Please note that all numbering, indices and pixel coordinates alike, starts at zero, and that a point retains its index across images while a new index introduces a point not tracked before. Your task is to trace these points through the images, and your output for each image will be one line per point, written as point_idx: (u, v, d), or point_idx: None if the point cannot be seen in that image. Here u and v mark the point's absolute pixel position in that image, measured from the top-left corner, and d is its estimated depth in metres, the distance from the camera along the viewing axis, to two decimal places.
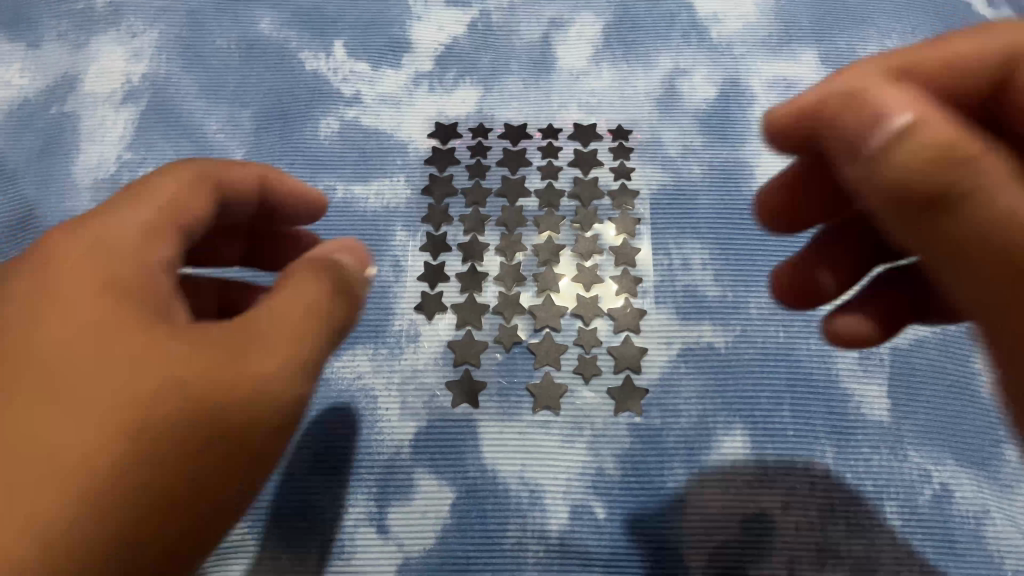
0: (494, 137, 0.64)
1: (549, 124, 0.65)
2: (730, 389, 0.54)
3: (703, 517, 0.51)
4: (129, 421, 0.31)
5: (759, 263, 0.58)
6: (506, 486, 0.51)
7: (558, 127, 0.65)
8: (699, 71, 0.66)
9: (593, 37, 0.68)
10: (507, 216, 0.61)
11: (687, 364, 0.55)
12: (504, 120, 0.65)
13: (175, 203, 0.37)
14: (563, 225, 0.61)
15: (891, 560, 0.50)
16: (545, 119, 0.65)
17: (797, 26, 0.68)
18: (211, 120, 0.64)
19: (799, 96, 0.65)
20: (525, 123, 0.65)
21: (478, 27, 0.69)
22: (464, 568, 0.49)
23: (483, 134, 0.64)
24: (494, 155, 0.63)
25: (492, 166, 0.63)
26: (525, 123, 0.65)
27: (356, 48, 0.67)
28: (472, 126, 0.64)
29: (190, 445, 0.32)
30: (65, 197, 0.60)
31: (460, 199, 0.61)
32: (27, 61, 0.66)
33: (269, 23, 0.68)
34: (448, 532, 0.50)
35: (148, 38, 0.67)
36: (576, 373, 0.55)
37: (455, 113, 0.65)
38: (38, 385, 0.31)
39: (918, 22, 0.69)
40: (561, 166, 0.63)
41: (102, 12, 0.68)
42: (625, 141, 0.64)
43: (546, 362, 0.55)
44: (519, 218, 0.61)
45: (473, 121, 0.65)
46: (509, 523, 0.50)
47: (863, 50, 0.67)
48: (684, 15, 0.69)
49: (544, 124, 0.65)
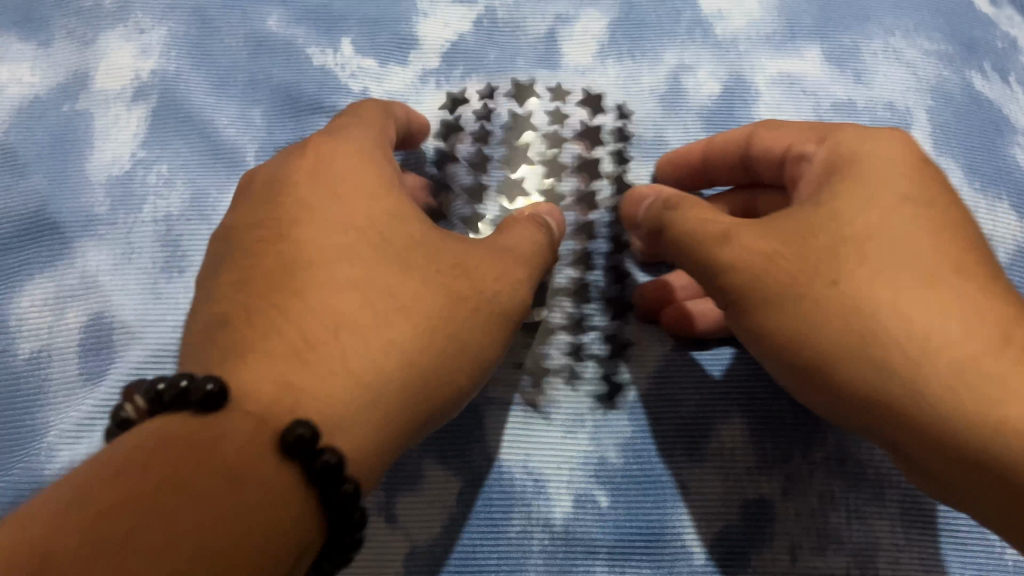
0: (500, 118, 0.65)
1: (557, 108, 0.65)
2: (725, 376, 0.55)
3: (705, 504, 0.52)
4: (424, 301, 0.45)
5: None
6: (512, 476, 0.52)
7: (565, 111, 0.65)
8: (703, 68, 0.67)
9: (598, 33, 0.69)
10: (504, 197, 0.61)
11: (683, 355, 0.56)
12: (508, 107, 0.65)
13: (383, 135, 0.53)
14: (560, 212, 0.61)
15: (890, 545, 0.51)
16: (552, 103, 0.66)
17: (801, 22, 0.69)
18: (221, 117, 0.65)
19: (803, 93, 0.66)
20: (529, 111, 0.65)
21: (484, 23, 0.69)
22: (472, 556, 0.50)
23: (490, 114, 0.65)
24: (495, 140, 0.64)
25: (495, 145, 0.64)
26: (532, 107, 0.65)
27: (363, 44, 0.68)
28: (478, 105, 0.65)
29: (481, 326, 0.47)
30: (79, 193, 0.61)
31: (463, 173, 0.62)
32: (38, 59, 0.67)
33: (277, 20, 0.69)
34: (455, 521, 0.51)
35: (156, 34, 0.68)
36: (559, 367, 0.56)
37: (461, 94, 0.66)
38: (361, 246, 0.45)
39: (920, 20, 0.69)
40: (564, 149, 0.64)
41: (111, 9, 0.69)
42: (628, 141, 0.64)
43: (536, 347, 0.56)
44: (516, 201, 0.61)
45: (477, 108, 0.65)
46: (515, 511, 0.51)
47: (866, 47, 0.68)
48: (688, 12, 0.70)
49: (551, 108, 0.65)
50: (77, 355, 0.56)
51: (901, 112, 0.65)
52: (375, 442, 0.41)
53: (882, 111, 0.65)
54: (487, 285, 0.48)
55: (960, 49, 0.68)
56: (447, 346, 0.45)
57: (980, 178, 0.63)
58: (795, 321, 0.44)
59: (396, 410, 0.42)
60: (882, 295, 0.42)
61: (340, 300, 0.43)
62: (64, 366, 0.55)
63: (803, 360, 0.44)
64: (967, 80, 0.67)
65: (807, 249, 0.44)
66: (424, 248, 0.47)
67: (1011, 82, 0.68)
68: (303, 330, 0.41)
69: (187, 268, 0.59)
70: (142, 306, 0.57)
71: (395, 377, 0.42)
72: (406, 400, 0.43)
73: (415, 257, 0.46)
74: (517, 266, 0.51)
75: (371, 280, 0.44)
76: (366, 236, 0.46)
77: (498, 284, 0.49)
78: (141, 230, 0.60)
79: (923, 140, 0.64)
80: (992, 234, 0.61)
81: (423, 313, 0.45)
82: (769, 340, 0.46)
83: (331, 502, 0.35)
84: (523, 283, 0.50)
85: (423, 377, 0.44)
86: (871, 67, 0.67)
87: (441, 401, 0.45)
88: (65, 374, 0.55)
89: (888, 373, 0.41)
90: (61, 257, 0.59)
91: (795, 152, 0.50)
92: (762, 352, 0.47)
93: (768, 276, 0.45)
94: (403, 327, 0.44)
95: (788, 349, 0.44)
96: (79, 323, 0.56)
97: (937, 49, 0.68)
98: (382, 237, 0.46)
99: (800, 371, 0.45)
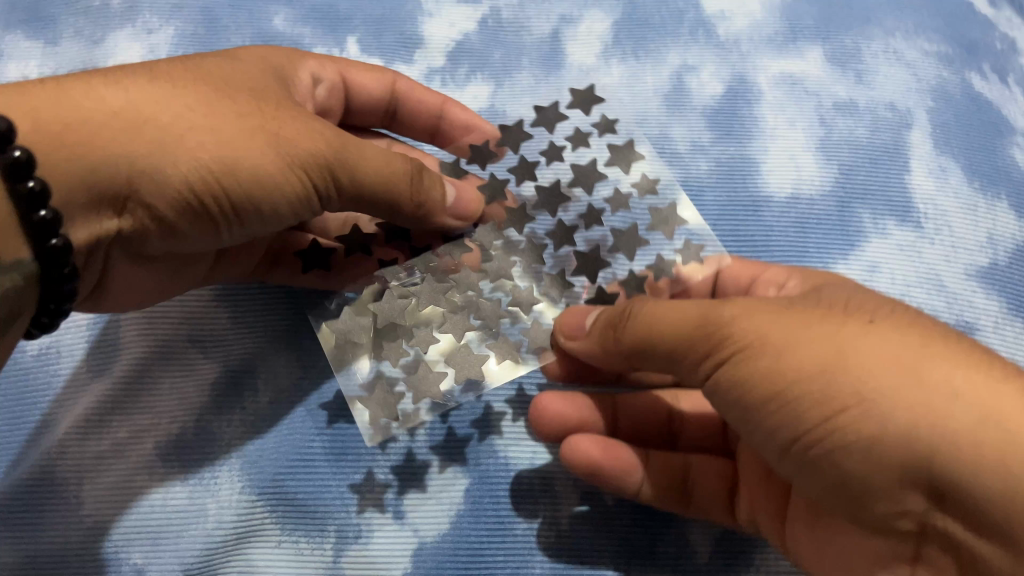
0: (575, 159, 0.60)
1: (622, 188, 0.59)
2: None
3: None
4: (198, 105, 0.45)
5: (767, 256, 0.60)
6: (519, 474, 0.53)
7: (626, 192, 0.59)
8: (707, 68, 0.68)
9: (602, 33, 0.69)
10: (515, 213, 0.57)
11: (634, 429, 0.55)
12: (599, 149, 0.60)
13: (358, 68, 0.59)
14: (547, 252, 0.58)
15: None
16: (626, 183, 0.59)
17: (802, 24, 0.70)
18: None
19: (805, 93, 0.67)
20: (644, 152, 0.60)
21: (489, 23, 0.70)
22: (479, 552, 0.51)
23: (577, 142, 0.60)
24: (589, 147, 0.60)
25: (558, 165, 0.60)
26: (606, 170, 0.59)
27: (369, 44, 0.68)
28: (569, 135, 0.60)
29: (245, 155, 0.45)
30: None
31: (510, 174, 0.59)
32: (46, 57, 0.67)
33: (283, 20, 0.69)
34: (462, 517, 0.52)
35: (163, 34, 0.68)
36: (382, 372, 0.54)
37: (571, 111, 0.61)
38: (188, 66, 0.48)
39: (921, 22, 0.70)
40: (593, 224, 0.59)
41: (118, 9, 0.69)
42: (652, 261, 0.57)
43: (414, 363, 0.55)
44: (524, 219, 0.57)
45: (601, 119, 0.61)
46: (521, 509, 0.52)
47: (867, 48, 0.69)
48: (691, 13, 0.70)
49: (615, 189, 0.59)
50: (86, 352, 0.56)
51: (901, 113, 0.66)
52: (74, 181, 0.43)
53: (883, 111, 0.66)
54: (277, 138, 0.46)
55: (961, 51, 0.69)
56: (181, 140, 0.44)
57: (979, 178, 0.63)
58: (851, 380, 0.39)
59: (104, 160, 0.43)
60: (933, 371, 0.38)
61: (123, 75, 0.46)
62: (72, 363, 0.56)
63: (852, 427, 0.38)
64: (966, 81, 0.68)
65: (843, 324, 0.41)
66: (245, 89, 0.48)
67: (1010, 83, 0.68)
68: (85, 78, 0.45)
69: None
70: None
71: (123, 128, 0.43)
72: (120, 158, 0.43)
73: (228, 89, 0.47)
74: (332, 141, 0.47)
75: (164, 78, 0.47)
76: (199, 64, 0.49)
77: (291, 139, 0.46)
78: None
79: (923, 140, 0.65)
80: (991, 233, 0.61)
81: (191, 112, 0.45)
82: (805, 419, 0.39)
83: (22, 202, 0.41)
84: (322, 136, 0.47)
85: (144, 146, 0.43)
86: (872, 67, 0.68)
87: (163, 184, 0.44)
88: (73, 370, 0.56)
89: (979, 424, 0.37)
90: None
91: (765, 279, 0.53)
92: (787, 437, 0.41)
93: (796, 339, 0.40)
94: (158, 110, 0.44)
95: (839, 413, 0.39)
96: (87, 318, 0.57)
97: (938, 50, 0.69)
98: (212, 70, 0.49)
99: (833, 450, 0.39)
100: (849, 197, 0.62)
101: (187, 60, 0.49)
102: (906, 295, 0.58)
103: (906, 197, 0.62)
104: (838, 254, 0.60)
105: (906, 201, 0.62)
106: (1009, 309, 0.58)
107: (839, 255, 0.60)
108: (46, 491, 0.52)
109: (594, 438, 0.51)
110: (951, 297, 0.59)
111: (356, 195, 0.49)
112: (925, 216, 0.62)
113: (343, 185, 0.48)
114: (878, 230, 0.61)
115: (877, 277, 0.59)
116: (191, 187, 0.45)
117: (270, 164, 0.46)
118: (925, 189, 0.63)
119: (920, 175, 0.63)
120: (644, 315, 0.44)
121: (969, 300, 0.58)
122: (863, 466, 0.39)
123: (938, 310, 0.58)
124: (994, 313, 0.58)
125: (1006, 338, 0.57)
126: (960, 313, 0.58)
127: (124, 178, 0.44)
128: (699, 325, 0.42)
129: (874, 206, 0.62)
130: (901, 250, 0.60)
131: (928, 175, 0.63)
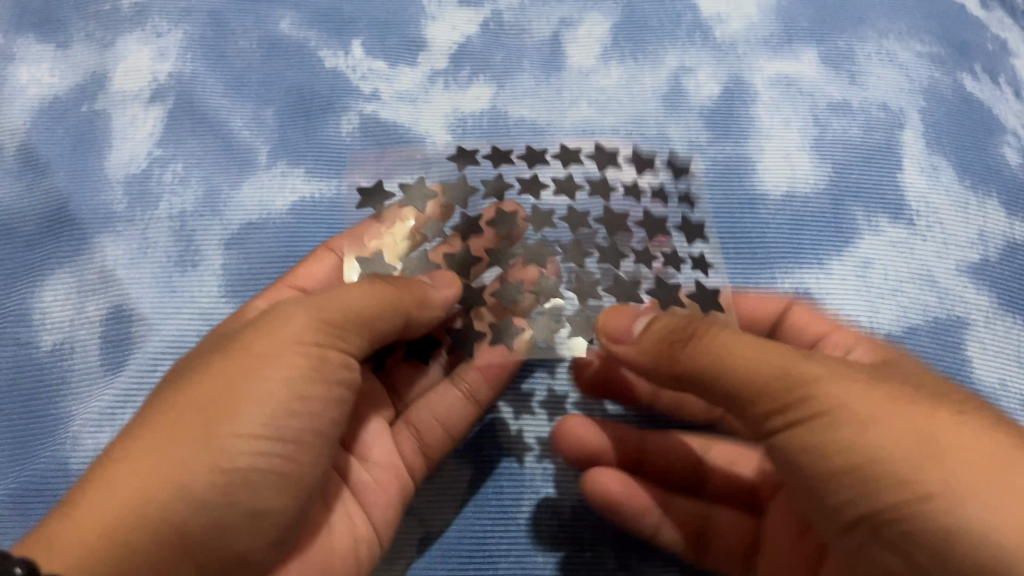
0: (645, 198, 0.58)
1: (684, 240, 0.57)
2: None
3: None
4: (223, 382, 0.42)
5: (763, 253, 0.61)
6: (522, 464, 0.54)
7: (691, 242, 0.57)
8: (704, 70, 0.69)
9: (601, 36, 0.71)
10: (569, 220, 0.56)
11: None
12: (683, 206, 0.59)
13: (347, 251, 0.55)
14: (589, 261, 0.54)
15: None
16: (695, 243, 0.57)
17: (798, 26, 0.71)
18: (236, 117, 0.67)
19: (799, 93, 0.68)
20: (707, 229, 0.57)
21: (491, 26, 0.71)
22: (483, 541, 0.52)
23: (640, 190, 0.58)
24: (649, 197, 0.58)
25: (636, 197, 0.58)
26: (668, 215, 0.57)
27: (374, 46, 0.70)
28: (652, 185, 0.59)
29: (289, 367, 0.42)
30: (98, 191, 0.63)
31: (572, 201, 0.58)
32: (56, 60, 0.69)
33: (289, 23, 0.71)
34: (468, 508, 0.53)
35: (173, 38, 0.70)
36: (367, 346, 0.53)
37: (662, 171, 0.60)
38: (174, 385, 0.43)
39: (913, 23, 0.72)
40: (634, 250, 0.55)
41: (128, 13, 0.71)
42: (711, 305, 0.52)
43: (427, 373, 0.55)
44: (578, 223, 0.56)
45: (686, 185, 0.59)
46: (524, 498, 0.53)
47: (861, 50, 0.70)
48: (689, 15, 0.72)
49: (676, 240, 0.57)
50: (98, 346, 0.58)
51: (894, 112, 0.67)
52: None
53: (876, 111, 0.67)
54: (275, 374, 0.42)
55: (952, 52, 0.71)
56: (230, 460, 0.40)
57: (970, 177, 0.65)
58: (937, 465, 0.35)
59: (161, 530, 0.39)
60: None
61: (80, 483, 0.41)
62: (85, 358, 0.57)
63: (933, 515, 0.35)
64: (958, 81, 0.69)
65: (934, 411, 0.37)
66: (184, 385, 0.43)
67: (1000, 83, 0.70)
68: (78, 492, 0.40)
69: (202, 263, 0.61)
70: (160, 300, 0.59)
71: (138, 513, 0.39)
72: (165, 516, 0.39)
73: (157, 410, 0.42)
74: (308, 313, 0.44)
75: (123, 449, 0.41)
76: (192, 362, 0.45)
77: (281, 355, 0.43)
78: (157, 226, 0.62)
79: (916, 140, 0.66)
80: (983, 230, 0.63)
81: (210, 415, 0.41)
82: (883, 495, 0.36)
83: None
84: (371, 292, 0.46)
85: (196, 506, 0.40)
86: (865, 68, 0.69)
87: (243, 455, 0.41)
88: (86, 364, 0.57)
89: None
90: (81, 252, 0.61)
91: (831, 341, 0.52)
92: (857, 510, 0.37)
93: (885, 418, 0.37)
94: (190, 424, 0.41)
95: (920, 499, 0.35)
96: (100, 314, 0.59)
97: (929, 51, 0.70)
98: (206, 351, 0.45)
99: (908, 535, 0.36)
100: (843, 195, 0.64)
101: (176, 375, 0.45)
102: (899, 290, 0.60)
103: (899, 195, 0.64)
104: (832, 251, 0.61)
105: (900, 199, 0.64)
106: (1000, 305, 0.60)
107: (833, 252, 0.61)
108: (60, 480, 0.53)
109: (614, 472, 0.51)
110: (942, 292, 0.60)
111: (370, 339, 0.46)
112: (917, 213, 0.63)
113: (348, 335, 0.45)
114: (871, 227, 0.62)
115: (870, 273, 0.61)
116: (266, 432, 0.41)
117: (296, 384, 0.42)
118: (918, 187, 0.64)
119: (911, 173, 0.65)
120: (722, 344, 0.40)
121: (960, 295, 0.60)
122: (932, 561, 0.35)
123: (929, 304, 0.60)
124: (984, 307, 0.60)
125: (997, 333, 0.59)
126: (951, 307, 0.59)
127: (201, 523, 0.40)
128: (784, 377, 0.39)
129: (867, 204, 0.63)
130: (894, 247, 0.62)
131: (919, 173, 0.65)
